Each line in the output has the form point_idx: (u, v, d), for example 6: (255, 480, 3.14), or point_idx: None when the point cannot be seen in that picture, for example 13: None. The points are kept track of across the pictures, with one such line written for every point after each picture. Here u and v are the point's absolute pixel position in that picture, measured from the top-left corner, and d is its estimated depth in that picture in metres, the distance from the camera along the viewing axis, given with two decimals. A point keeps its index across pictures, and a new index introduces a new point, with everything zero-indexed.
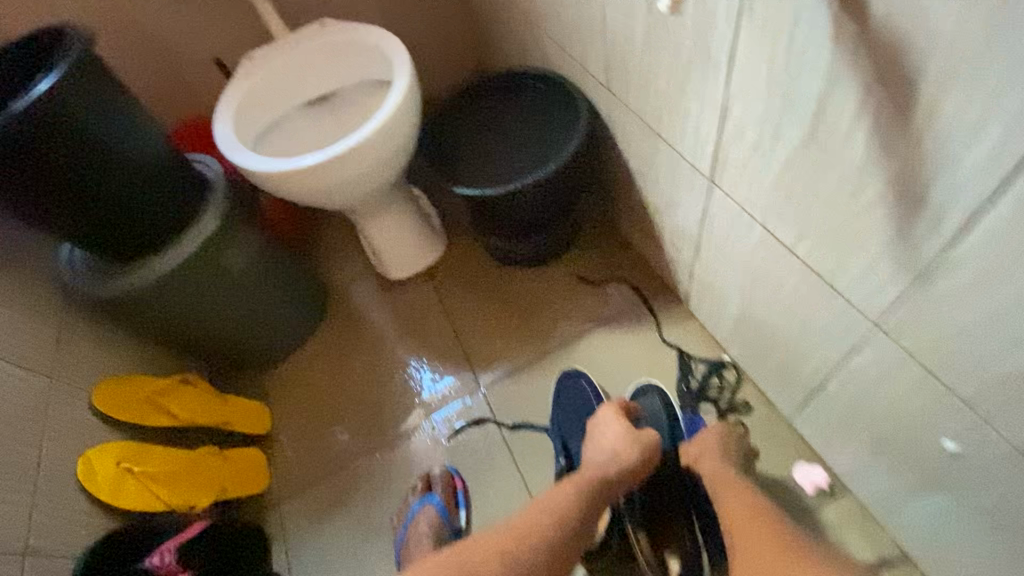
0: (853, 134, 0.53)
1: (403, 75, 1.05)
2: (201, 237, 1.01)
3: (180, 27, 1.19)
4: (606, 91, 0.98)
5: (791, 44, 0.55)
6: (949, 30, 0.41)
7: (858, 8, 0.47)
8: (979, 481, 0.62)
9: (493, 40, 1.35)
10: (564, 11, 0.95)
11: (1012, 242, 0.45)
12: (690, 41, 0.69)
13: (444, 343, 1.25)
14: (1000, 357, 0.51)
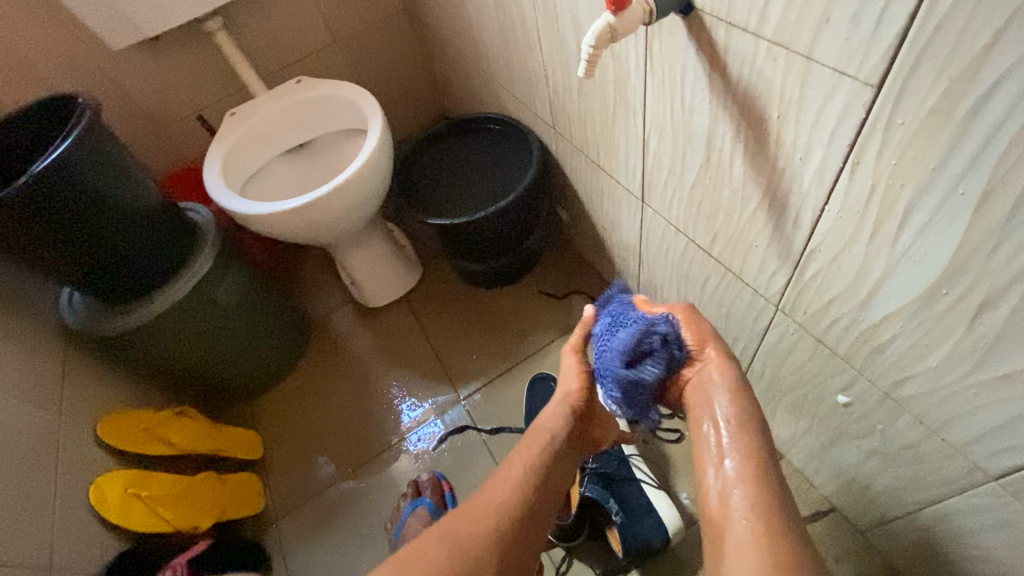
0: (734, 155, 0.66)
1: (375, 121, 1.17)
2: (196, 277, 1.10)
3: (167, 90, 1.37)
4: (551, 126, 1.13)
5: (680, 89, 0.68)
6: (779, 79, 0.54)
7: (718, 62, 0.60)
8: (866, 427, 0.73)
9: (457, 85, 1.52)
10: (511, 61, 1.11)
11: (846, 231, 0.57)
12: (606, 89, 0.84)
13: (424, 360, 1.35)
14: (857, 321, 0.63)
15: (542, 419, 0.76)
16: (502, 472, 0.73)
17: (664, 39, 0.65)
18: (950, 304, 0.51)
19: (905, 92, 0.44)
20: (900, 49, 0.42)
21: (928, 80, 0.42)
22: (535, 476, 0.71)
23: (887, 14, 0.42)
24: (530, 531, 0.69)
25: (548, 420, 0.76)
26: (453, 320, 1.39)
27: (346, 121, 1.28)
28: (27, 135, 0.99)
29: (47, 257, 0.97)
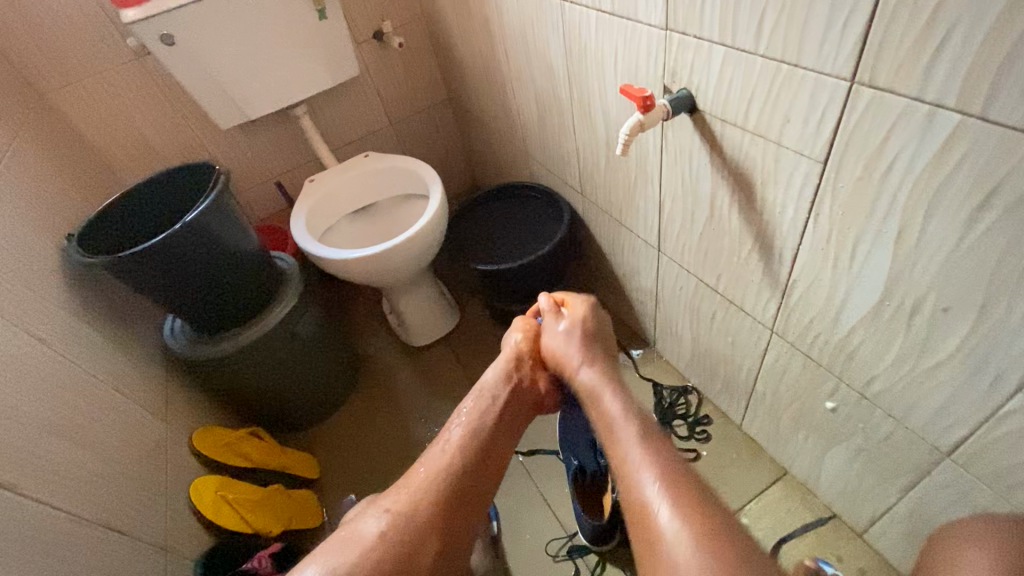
0: (732, 211, 0.88)
1: (435, 188, 1.43)
2: (283, 314, 1.30)
3: (253, 162, 1.64)
4: (579, 192, 1.37)
5: (689, 165, 0.92)
6: (759, 160, 0.77)
7: (717, 148, 0.83)
8: (849, 428, 0.90)
9: (493, 160, 1.80)
10: (548, 142, 1.38)
11: (817, 265, 0.77)
12: (628, 164, 1.08)
13: (463, 393, 1.51)
14: (833, 335, 0.82)
15: (483, 386, 0.86)
16: (451, 427, 0.80)
17: (676, 128, 0.89)
18: (890, 316, 0.71)
19: (841, 167, 0.66)
20: (834, 137, 0.64)
21: (853, 162, 0.64)
22: (480, 422, 0.80)
23: (825, 117, 0.64)
24: (485, 471, 0.77)
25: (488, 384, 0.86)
26: (490, 358, 1.57)
27: (407, 187, 1.54)
28: (179, 193, 1.26)
29: (170, 294, 1.17)
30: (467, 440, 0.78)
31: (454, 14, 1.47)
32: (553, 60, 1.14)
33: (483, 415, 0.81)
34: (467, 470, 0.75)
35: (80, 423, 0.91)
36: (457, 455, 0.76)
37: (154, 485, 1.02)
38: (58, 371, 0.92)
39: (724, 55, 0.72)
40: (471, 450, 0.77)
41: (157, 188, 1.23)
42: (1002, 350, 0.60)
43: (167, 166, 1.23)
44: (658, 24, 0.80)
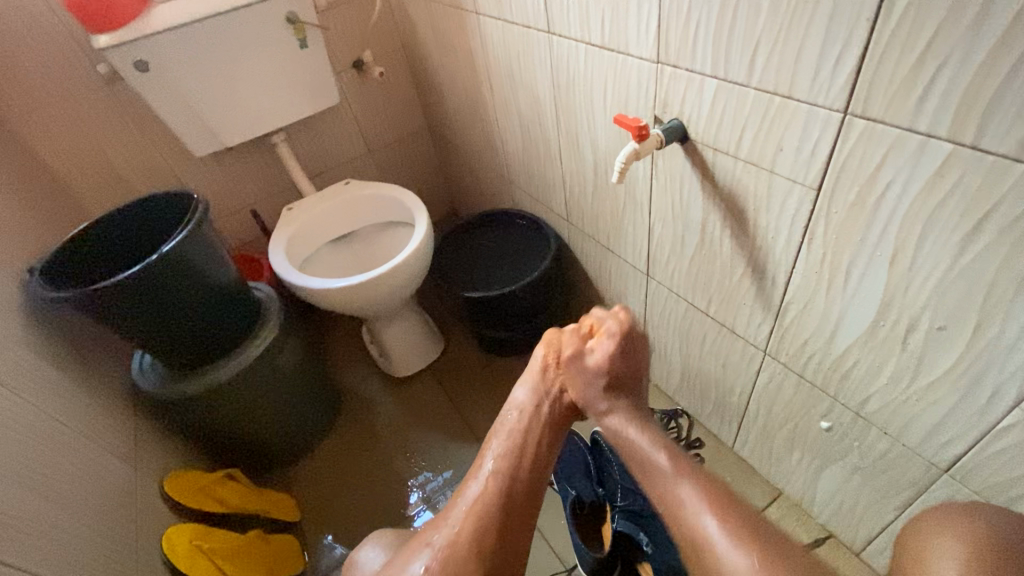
0: (723, 237, 0.90)
1: (419, 215, 1.41)
2: (264, 346, 1.24)
3: (229, 191, 1.60)
4: (565, 219, 1.38)
5: (679, 193, 0.94)
6: (752, 188, 0.79)
7: (708, 175, 0.86)
8: (843, 447, 0.91)
9: (474, 187, 1.81)
10: (532, 170, 1.39)
11: (809, 287, 0.80)
12: (617, 192, 1.10)
13: (451, 423, 1.46)
14: (827, 356, 0.84)
15: (516, 402, 0.79)
16: (485, 462, 0.74)
17: (667, 157, 0.92)
18: (885, 336, 0.73)
19: (834, 194, 0.68)
20: (826, 165, 0.67)
21: (846, 188, 0.66)
22: (518, 446, 0.74)
23: (818, 146, 0.67)
24: (523, 500, 0.71)
25: (520, 399, 0.79)
26: (477, 386, 1.53)
27: (391, 215, 1.52)
28: (150, 224, 1.20)
29: (142, 331, 1.10)
30: (498, 477, 0.71)
31: (436, 45, 1.48)
32: (539, 91, 1.16)
33: (519, 439, 0.75)
34: (501, 512, 0.69)
35: (40, 473, 0.84)
36: (490, 496, 0.70)
37: (121, 538, 0.94)
38: (16, 418, 0.84)
39: (717, 87, 0.75)
40: (506, 488, 0.71)
41: (131, 216, 1.17)
42: (997, 365, 0.62)
43: (144, 194, 1.17)
44: (650, 58, 0.83)
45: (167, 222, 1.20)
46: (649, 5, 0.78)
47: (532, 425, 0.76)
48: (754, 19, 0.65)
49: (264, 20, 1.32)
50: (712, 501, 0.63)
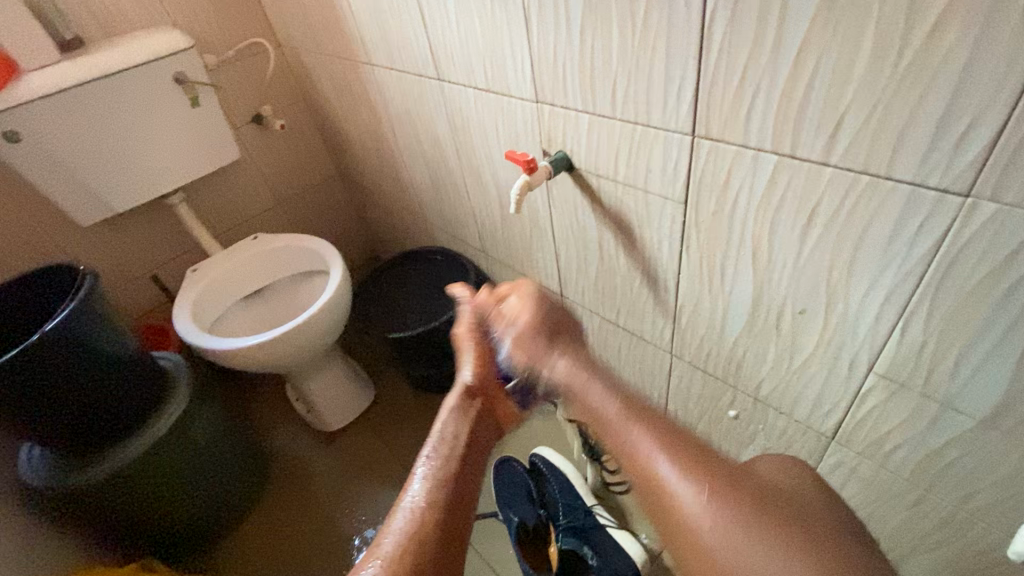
0: (618, 253, 0.98)
1: (334, 262, 1.40)
2: (174, 416, 1.17)
3: (124, 258, 1.50)
4: (480, 250, 1.43)
5: (575, 216, 1.01)
6: (633, 205, 0.87)
7: (596, 199, 0.93)
8: (751, 430, 1.00)
9: (390, 229, 1.81)
10: (442, 207, 1.43)
11: (695, 290, 0.88)
12: (521, 220, 1.16)
13: (389, 470, 1.42)
14: (722, 349, 0.92)
15: (440, 428, 0.64)
16: (406, 492, 0.57)
17: (559, 185, 0.99)
18: (763, 324, 0.82)
19: (699, 205, 0.77)
20: (687, 181, 0.76)
21: (707, 198, 0.75)
22: (446, 472, 0.59)
23: (678, 164, 0.76)
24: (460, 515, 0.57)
25: (446, 419, 0.65)
26: (413, 427, 1.51)
27: (305, 266, 1.49)
28: (32, 301, 1.10)
29: (29, 420, 1.00)
30: (435, 495, 0.56)
31: (336, 94, 1.50)
32: (439, 132, 1.21)
33: (454, 462, 0.60)
34: (441, 540, 0.53)
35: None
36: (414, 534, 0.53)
37: None
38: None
39: (590, 119, 0.83)
40: (440, 503, 0.56)
41: (10, 297, 1.08)
42: (850, 338, 0.72)
43: (25, 272, 1.09)
44: (530, 97, 0.90)
45: (53, 300, 1.11)
46: (522, 51, 0.85)
47: (455, 452, 0.61)
48: (609, 60, 0.74)
49: (150, 81, 1.29)
50: (670, 444, 0.48)
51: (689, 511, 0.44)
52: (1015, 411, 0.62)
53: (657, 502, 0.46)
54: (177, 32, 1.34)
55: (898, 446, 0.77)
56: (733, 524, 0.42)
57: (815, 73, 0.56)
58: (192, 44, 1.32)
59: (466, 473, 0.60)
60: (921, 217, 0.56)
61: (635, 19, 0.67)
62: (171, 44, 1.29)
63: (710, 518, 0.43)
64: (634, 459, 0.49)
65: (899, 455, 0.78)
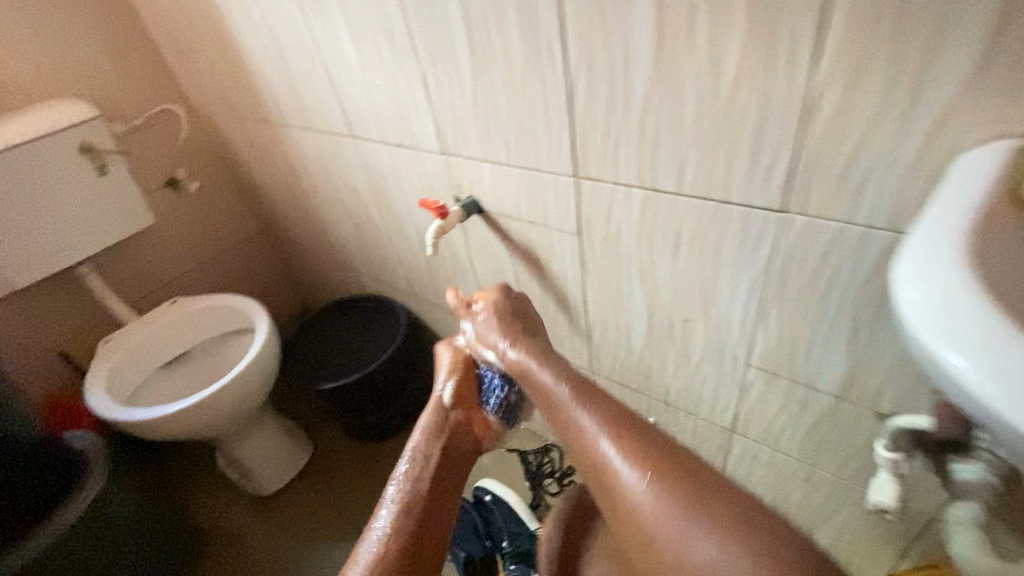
0: (532, 283, 1.07)
1: (259, 319, 1.40)
2: (88, 497, 1.09)
3: (27, 336, 1.41)
4: (409, 294, 1.47)
5: (491, 254, 1.09)
6: (538, 239, 0.97)
7: (506, 237, 1.02)
8: (669, 434, 1.09)
9: (320, 281, 1.82)
10: (368, 255, 1.48)
11: (601, 310, 0.98)
12: (443, 262, 1.23)
13: (332, 527, 1.39)
14: (632, 362, 1.02)
15: (412, 446, 0.68)
16: (383, 504, 0.62)
17: (473, 227, 1.07)
18: (661, 335, 0.92)
19: (591, 235, 0.88)
20: (578, 215, 0.86)
21: (597, 229, 0.86)
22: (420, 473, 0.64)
23: (568, 202, 0.86)
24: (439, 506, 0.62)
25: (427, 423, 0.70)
26: (355, 479, 1.49)
27: (229, 325, 1.47)
28: None
29: None
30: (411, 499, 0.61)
31: (253, 154, 1.53)
32: (357, 185, 1.27)
33: (425, 472, 0.64)
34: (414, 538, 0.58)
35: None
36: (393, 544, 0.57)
37: None
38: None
39: (491, 167, 0.92)
40: (415, 516, 0.60)
41: None
42: (727, 339, 0.83)
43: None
44: (436, 150, 0.99)
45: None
46: (424, 110, 0.95)
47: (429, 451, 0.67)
48: (498, 116, 0.84)
49: (51, 153, 1.27)
50: (658, 464, 0.47)
51: (637, 498, 0.46)
52: (855, 384, 0.74)
53: (613, 495, 0.49)
54: (81, 103, 1.33)
55: (783, 430, 0.88)
56: (675, 510, 0.45)
57: (657, 122, 0.68)
58: (96, 114, 1.32)
59: (437, 483, 0.64)
60: (755, 232, 0.69)
61: (514, 81, 0.78)
62: (74, 115, 1.29)
63: (664, 506, 0.45)
64: (590, 449, 0.52)
65: (785, 438, 0.89)
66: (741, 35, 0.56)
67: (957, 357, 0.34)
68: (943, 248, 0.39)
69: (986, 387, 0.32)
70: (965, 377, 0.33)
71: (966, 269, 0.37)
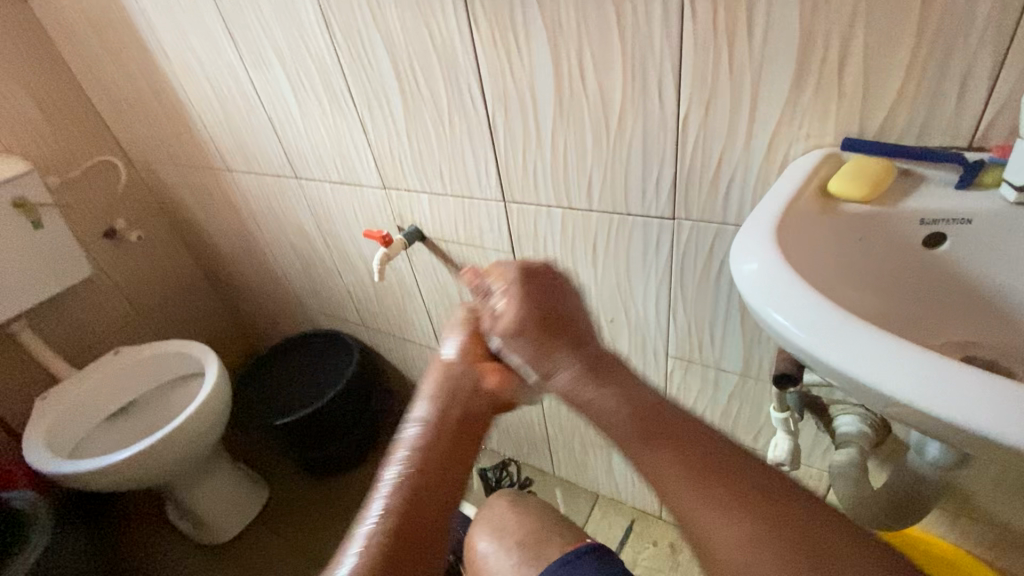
0: None
1: (208, 360, 1.40)
2: (33, 553, 1.05)
3: None
4: (360, 325, 1.52)
5: (435, 276, 1.17)
6: (477, 260, 1.06)
7: (448, 260, 1.11)
8: None
9: (269, 322, 1.83)
10: (317, 290, 1.52)
11: None
12: (392, 290, 1.30)
13: (293, 566, 1.38)
14: None
15: (423, 404, 0.55)
16: (376, 491, 0.49)
17: (417, 253, 1.16)
18: None
19: (523, 251, 0.98)
20: (509, 234, 0.97)
21: (527, 246, 0.97)
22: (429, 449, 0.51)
23: (499, 222, 0.96)
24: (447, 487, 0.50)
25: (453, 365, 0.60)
26: (315, 516, 1.49)
27: (176, 371, 1.46)
28: None
29: None
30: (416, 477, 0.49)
31: (196, 200, 1.56)
32: (304, 223, 1.33)
33: (443, 442, 0.52)
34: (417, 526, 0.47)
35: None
36: (386, 531, 0.46)
37: None
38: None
39: (429, 197, 1.02)
40: (410, 513, 0.47)
41: None
42: (648, 334, 0.95)
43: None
44: (377, 185, 1.08)
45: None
46: (364, 149, 1.04)
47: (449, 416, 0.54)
48: (431, 151, 0.94)
49: None
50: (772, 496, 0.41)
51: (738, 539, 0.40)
52: (754, 362, 0.87)
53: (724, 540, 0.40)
54: (13, 159, 1.33)
55: (705, 410, 1.00)
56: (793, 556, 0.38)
57: (566, 150, 0.80)
58: (31, 169, 1.33)
59: (442, 464, 0.51)
60: (656, 236, 0.81)
61: (442, 121, 0.89)
62: (6, 171, 1.29)
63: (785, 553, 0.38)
64: (725, 457, 0.44)
65: (708, 418, 1.01)
66: (621, 75, 0.70)
67: (779, 316, 0.46)
68: (759, 233, 0.52)
69: (799, 332, 0.44)
70: (789, 329, 0.45)
71: (772, 249, 0.50)
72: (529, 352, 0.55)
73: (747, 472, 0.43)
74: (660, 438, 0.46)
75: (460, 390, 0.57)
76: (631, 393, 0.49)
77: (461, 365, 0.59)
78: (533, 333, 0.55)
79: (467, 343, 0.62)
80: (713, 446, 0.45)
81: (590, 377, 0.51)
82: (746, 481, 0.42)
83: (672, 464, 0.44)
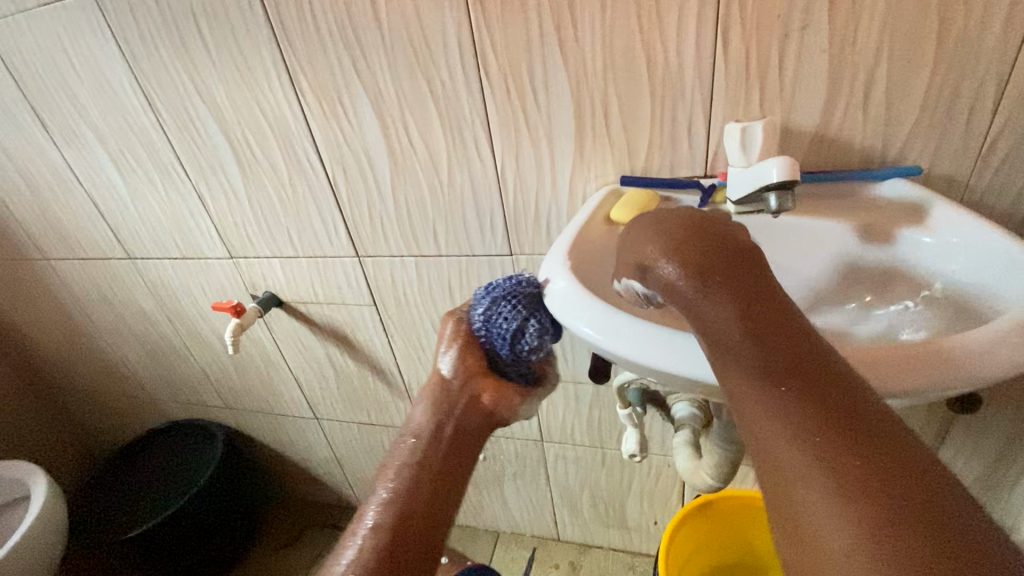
0: (345, 361, 1.16)
1: (29, 481, 1.20)
2: None
3: None
4: (223, 407, 1.41)
5: (298, 340, 1.15)
6: (340, 318, 1.08)
7: (310, 322, 1.11)
8: (499, 464, 1.24)
9: (111, 424, 1.60)
10: (167, 377, 1.38)
11: (409, 368, 1.11)
12: (255, 362, 1.24)
13: None
14: None
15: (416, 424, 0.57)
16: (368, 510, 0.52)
17: (277, 320, 1.13)
18: None
19: (382, 303, 1.02)
20: (367, 288, 1.01)
21: (386, 296, 1.01)
22: (423, 468, 0.54)
23: (356, 278, 1.00)
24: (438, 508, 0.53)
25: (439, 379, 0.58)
26: None
27: (1, 498, 1.24)
28: None
29: None
30: (410, 490, 0.53)
31: (3, 297, 1.36)
32: (144, 305, 1.23)
33: (435, 461, 0.55)
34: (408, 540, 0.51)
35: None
36: (380, 544, 0.50)
37: None
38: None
39: (282, 262, 1.02)
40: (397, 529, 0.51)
41: None
42: None
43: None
44: (224, 256, 1.06)
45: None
46: (205, 221, 1.02)
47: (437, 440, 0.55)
48: (277, 217, 0.96)
49: None
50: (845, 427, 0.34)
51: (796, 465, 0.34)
52: None
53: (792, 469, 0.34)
54: None
55: (572, 424, 1.09)
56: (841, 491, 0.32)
57: (407, 204, 0.88)
58: None
59: (431, 492, 0.53)
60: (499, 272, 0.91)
61: (285, 187, 0.92)
62: None
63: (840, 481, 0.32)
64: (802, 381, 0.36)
65: (576, 430, 1.10)
66: (443, 136, 0.80)
67: (587, 327, 0.54)
68: (554, 263, 0.62)
69: (603, 334, 0.53)
70: (589, 334, 0.53)
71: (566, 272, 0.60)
72: (690, 262, 0.43)
73: (844, 400, 0.36)
74: (796, 379, 0.37)
75: (450, 408, 0.56)
76: (763, 321, 0.39)
77: (454, 382, 0.57)
78: (694, 253, 0.44)
79: (462, 352, 0.58)
80: (852, 397, 0.36)
81: (705, 292, 0.42)
82: (872, 439, 0.33)
83: (791, 400, 0.36)
